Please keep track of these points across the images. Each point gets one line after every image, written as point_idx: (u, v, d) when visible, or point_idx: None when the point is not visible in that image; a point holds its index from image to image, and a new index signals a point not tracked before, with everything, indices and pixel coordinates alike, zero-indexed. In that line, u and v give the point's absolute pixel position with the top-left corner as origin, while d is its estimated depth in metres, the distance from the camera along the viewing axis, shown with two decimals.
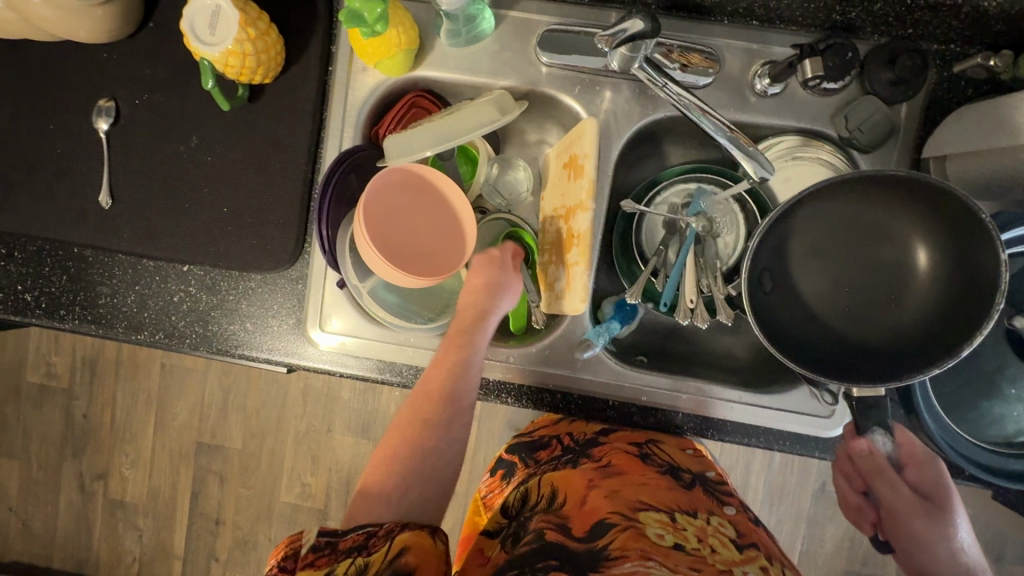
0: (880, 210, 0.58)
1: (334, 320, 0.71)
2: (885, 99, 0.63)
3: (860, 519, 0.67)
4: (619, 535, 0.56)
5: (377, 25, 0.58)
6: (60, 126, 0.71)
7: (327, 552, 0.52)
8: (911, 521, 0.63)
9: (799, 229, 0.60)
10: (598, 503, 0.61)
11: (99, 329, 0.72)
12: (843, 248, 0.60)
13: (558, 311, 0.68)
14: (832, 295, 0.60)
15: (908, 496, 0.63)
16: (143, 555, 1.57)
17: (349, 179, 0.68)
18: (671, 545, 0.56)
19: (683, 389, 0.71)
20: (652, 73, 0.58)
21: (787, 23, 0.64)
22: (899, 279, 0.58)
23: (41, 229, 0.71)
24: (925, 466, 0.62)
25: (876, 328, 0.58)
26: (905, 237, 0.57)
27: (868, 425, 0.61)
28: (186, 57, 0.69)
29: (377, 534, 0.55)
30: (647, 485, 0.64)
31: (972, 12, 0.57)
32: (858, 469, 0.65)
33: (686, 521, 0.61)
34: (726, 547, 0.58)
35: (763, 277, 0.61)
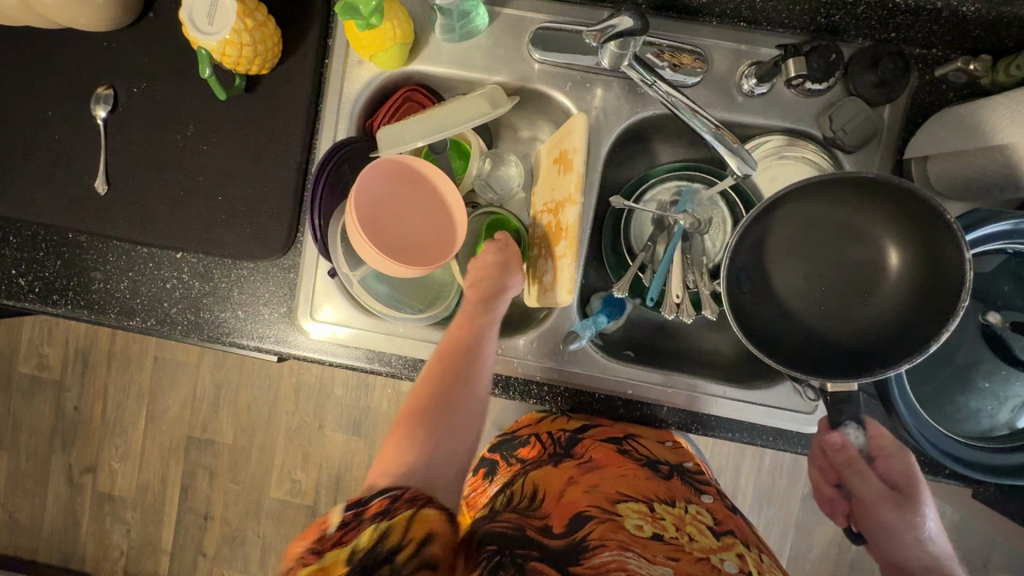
0: (850, 209, 0.58)
1: (325, 310, 0.72)
2: (868, 101, 0.64)
3: (834, 510, 0.70)
4: (598, 529, 0.58)
5: (372, 17, 0.60)
6: (59, 112, 0.72)
7: (352, 526, 0.51)
8: (879, 510, 0.65)
9: (774, 227, 0.61)
10: (576, 497, 0.63)
11: (91, 314, 0.73)
12: (816, 247, 0.60)
13: (548, 306, 0.69)
14: (807, 293, 0.60)
15: (877, 487, 0.65)
16: (130, 550, 1.56)
17: (342, 170, 0.69)
18: (650, 535, 0.58)
19: (672, 384, 0.71)
20: (642, 73, 0.60)
21: (774, 25, 0.66)
22: (871, 277, 0.59)
23: (37, 214, 0.72)
24: (893, 458, 0.65)
25: (849, 325, 0.59)
26: (875, 237, 0.58)
27: (842, 420, 0.61)
28: (185, 47, 0.70)
29: (402, 498, 0.53)
30: (626, 477, 0.66)
31: (952, 17, 0.57)
32: (831, 461, 0.67)
33: (664, 510, 0.63)
34: (703, 535, 0.60)
35: (740, 277, 0.60)
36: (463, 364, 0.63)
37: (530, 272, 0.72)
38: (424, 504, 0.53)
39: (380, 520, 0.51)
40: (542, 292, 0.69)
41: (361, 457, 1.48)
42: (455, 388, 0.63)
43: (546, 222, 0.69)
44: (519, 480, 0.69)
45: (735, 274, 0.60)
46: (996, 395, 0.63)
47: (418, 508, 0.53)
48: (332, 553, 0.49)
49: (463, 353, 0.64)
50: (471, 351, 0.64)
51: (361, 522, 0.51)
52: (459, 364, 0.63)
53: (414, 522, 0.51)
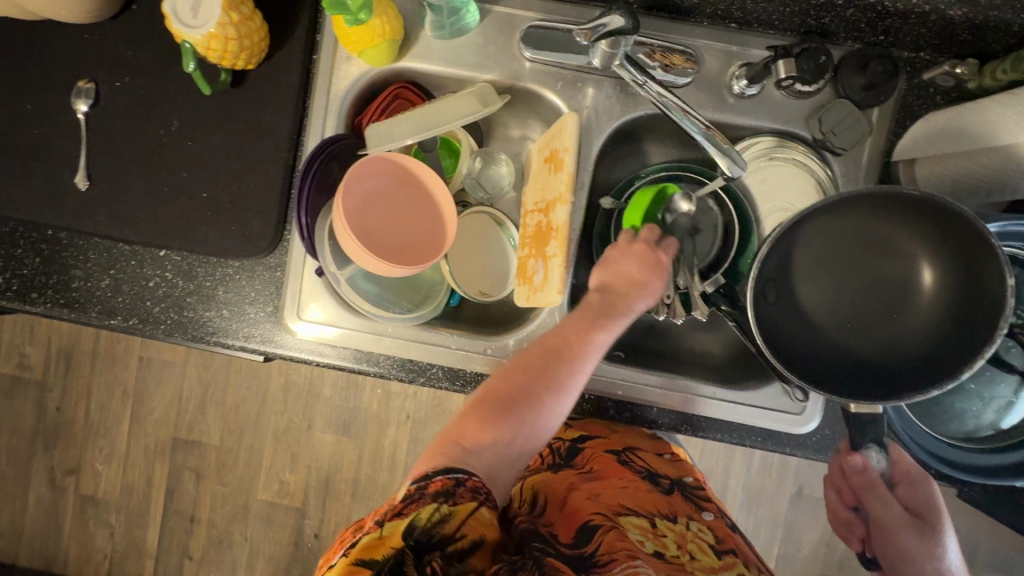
0: (883, 225, 0.59)
1: (312, 309, 0.71)
2: (857, 103, 0.65)
3: (850, 533, 0.71)
4: (607, 538, 0.59)
5: (361, 12, 0.59)
6: (38, 106, 0.70)
7: (414, 501, 0.52)
8: (900, 536, 0.67)
9: (803, 242, 0.61)
10: (581, 504, 0.63)
11: (71, 313, 0.71)
12: (848, 261, 0.61)
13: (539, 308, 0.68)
14: (831, 306, 0.62)
15: (899, 513, 0.67)
16: (114, 553, 1.53)
17: (330, 168, 0.68)
18: (652, 552, 0.59)
19: (670, 386, 0.71)
20: (633, 72, 0.59)
21: (765, 26, 0.66)
22: (903, 292, 0.59)
23: (15, 210, 0.70)
24: (917, 484, 0.66)
25: (880, 342, 0.59)
26: (909, 253, 0.58)
27: (864, 444, 0.63)
28: (169, 41, 0.69)
29: (466, 486, 0.53)
30: (626, 489, 0.67)
31: (940, 21, 0.58)
32: (850, 484, 0.68)
33: (666, 527, 0.64)
34: (704, 553, 0.62)
35: (767, 288, 0.61)
36: (562, 371, 0.61)
37: (520, 271, 0.71)
38: (485, 502, 0.53)
39: (443, 502, 0.51)
40: (532, 292, 0.68)
41: (350, 458, 1.47)
42: (544, 389, 0.60)
43: (536, 222, 0.69)
44: (521, 488, 0.71)
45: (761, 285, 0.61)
46: (980, 395, 0.64)
47: (479, 505, 0.53)
48: (393, 523, 0.50)
49: (566, 366, 0.61)
50: (573, 364, 0.61)
51: (423, 498, 0.52)
52: (559, 374, 0.61)
53: (472, 518, 0.52)
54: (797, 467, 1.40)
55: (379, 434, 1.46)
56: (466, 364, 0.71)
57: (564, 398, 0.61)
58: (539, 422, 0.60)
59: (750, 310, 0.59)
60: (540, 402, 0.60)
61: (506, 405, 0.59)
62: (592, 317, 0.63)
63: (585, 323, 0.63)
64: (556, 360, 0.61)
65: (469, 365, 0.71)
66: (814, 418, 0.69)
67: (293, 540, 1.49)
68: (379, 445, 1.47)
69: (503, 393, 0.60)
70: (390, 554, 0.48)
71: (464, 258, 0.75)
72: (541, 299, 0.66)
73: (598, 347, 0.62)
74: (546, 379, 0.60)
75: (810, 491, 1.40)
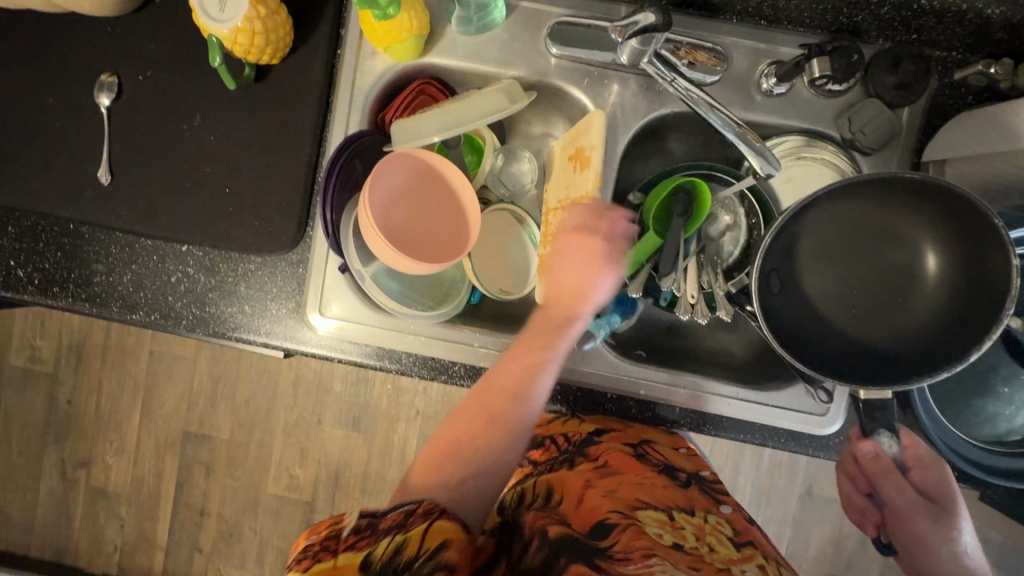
0: (887, 213, 0.58)
1: (335, 306, 0.71)
2: (888, 102, 0.64)
3: (864, 520, 0.69)
4: (623, 534, 0.56)
5: (389, 8, 0.58)
6: (61, 99, 0.69)
7: (365, 535, 0.53)
8: (914, 521, 0.66)
9: (808, 231, 0.61)
10: (597, 502, 0.62)
11: (93, 307, 0.71)
12: (854, 250, 0.60)
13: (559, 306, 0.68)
14: (837, 297, 0.60)
15: (912, 498, 0.66)
16: (124, 546, 1.54)
17: (353, 165, 0.67)
18: (670, 543, 0.57)
19: (679, 384, 0.71)
20: (661, 68, 0.60)
21: (795, 24, 0.65)
22: (909, 280, 0.58)
23: (37, 204, 0.70)
24: (931, 469, 0.65)
25: (885, 331, 0.58)
26: (915, 240, 0.57)
27: (875, 428, 0.63)
28: (193, 35, 0.68)
29: (416, 513, 0.54)
30: (643, 485, 0.65)
31: (976, 20, 0.57)
32: (865, 471, 0.66)
33: (684, 519, 0.62)
34: (724, 545, 0.60)
35: (770, 277, 0.60)
36: (516, 400, 0.62)
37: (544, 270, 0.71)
38: (439, 517, 0.53)
39: (395, 533, 0.52)
40: (554, 290, 0.68)
41: (360, 454, 1.47)
42: (502, 421, 0.61)
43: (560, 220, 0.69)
44: (533, 484, 0.69)
45: (765, 274, 0.60)
46: (1014, 399, 0.64)
47: (432, 521, 0.52)
48: (348, 555, 0.51)
49: (518, 392, 0.62)
50: (524, 390, 0.62)
51: (374, 531, 0.53)
52: (513, 403, 0.62)
53: (429, 533, 0.51)
54: (807, 466, 1.40)
55: (389, 429, 1.47)
56: (486, 361, 0.71)
57: (523, 426, 0.62)
58: (497, 452, 0.61)
59: (756, 305, 0.56)
60: (498, 435, 0.61)
61: (465, 442, 0.61)
62: (540, 334, 0.63)
63: (532, 344, 0.63)
64: (510, 388, 0.62)
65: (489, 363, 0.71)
66: (839, 420, 0.69)
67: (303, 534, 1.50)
68: (389, 440, 1.47)
69: (464, 432, 0.61)
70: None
71: (486, 257, 0.75)
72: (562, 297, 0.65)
73: (552, 366, 0.63)
74: (502, 410, 0.62)
75: (820, 490, 1.40)
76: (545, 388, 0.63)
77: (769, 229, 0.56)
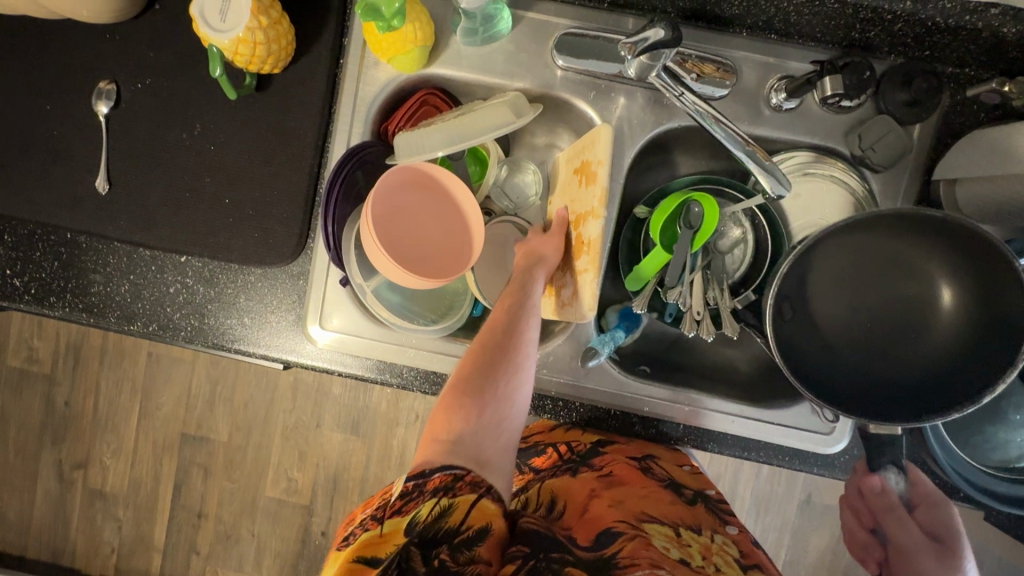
0: (901, 244, 0.57)
1: (336, 318, 0.70)
2: (899, 119, 0.63)
3: (866, 554, 0.72)
4: (628, 545, 0.57)
5: (394, 20, 0.57)
6: (58, 106, 0.68)
7: (412, 498, 0.54)
8: (918, 558, 0.67)
9: (820, 260, 0.60)
10: (603, 512, 0.62)
11: (90, 318, 0.70)
12: (864, 279, 0.59)
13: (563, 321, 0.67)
14: (846, 325, 0.60)
15: (917, 536, 0.67)
16: (121, 548, 1.53)
17: (356, 176, 0.66)
18: (676, 558, 0.57)
19: (681, 401, 0.70)
20: (668, 81, 0.58)
21: (805, 38, 0.64)
22: (921, 312, 0.57)
23: (33, 212, 0.69)
24: (936, 507, 0.65)
25: (897, 364, 0.57)
26: (929, 273, 0.56)
27: (881, 464, 0.65)
28: (193, 43, 0.67)
29: (464, 480, 0.54)
30: (649, 498, 0.65)
31: (991, 38, 0.56)
32: (869, 505, 0.68)
33: (691, 537, 0.62)
34: (730, 566, 0.60)
35: (783, 306, 0.60)
36: (509, 337, 0.60)
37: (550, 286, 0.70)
38: (485, 493, 0.55)
39: (442, 497, 0.53)
40: (558, 305, 0.68)
41: (359, 457, 1.47)
42: (500, 362, 0.59)
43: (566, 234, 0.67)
44: (537, 491, 0.69)
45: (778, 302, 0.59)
46: None
47: (480, 496, 0.54)
48: (393, 520, 0.53)
49: (506, 330, 0.61)
50: (514, 326, 0.61)
51: (422, 494, 0.54)
52: (505, 343, 0.60)
53: (475, 508, 0.53)
54: (806, 475, 1.40)
55: (388, 433, 1.46)
56: None
57: (521, 363, 0.60)
58: (502, 400, 0.59)
59: (768, 328, 0.55)
60: (498, 378, 0.59)
61: (467, 392, 0.58)
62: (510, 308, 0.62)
63: (513, 288, 0.63)
64: (489, 363, 0.60)
65: None
66: (844, 439, 0.68)
67: (301, 538, 1.49)
68: (388, 444, 1.46)
69: (465, 379, 0.59)
70: (394, 549, 0.50)
71: (489, 269, 0.73)
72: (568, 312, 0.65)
73: (535, 299, 0.63)
74: (498, 352, 0.60)
75: (819, 498, 1.39)
76: (534, 320, 0.62)
77: (777, 270, 0.55)
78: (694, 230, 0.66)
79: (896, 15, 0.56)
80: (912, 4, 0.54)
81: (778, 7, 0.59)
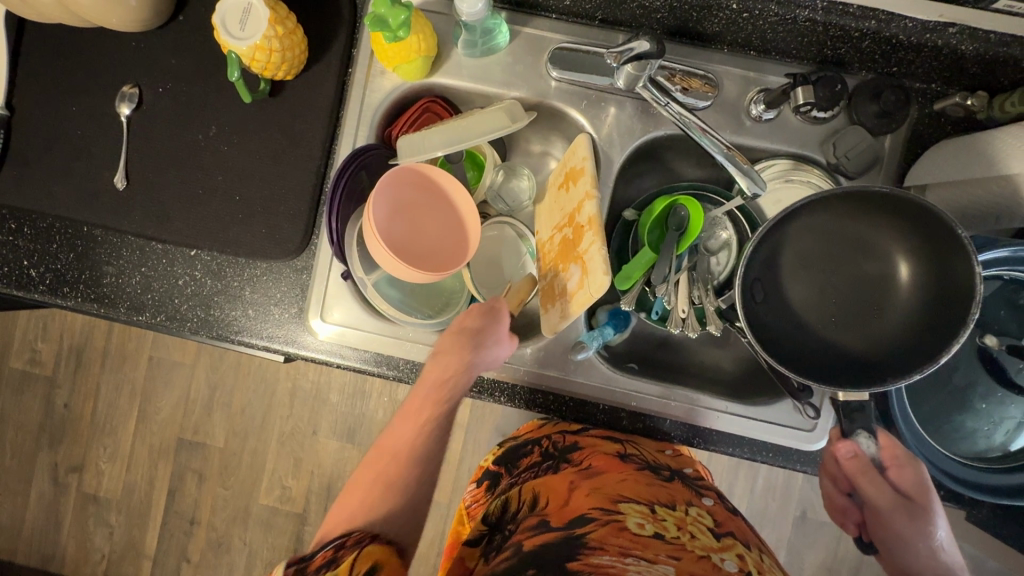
0: (861, 224, 0.61)
1: (336, 311, 0.73)
2: (871, 130, 0.67)
3: (846, 519, 0.70)
4: (598, 531, 0.56)
5: (400, 31, 0.61)
6: (83, 107, 0.73)
7: None
8: (892, 519, 0.65)
9: (790, 241, 0.63)
10: (580, 500, 0.61)
11: (102, 308, 0.73)
12: (831, 262, 0.63)
13: (574, 318, 0.63)
14: (819, 304, 0.63)
15: (891, 497, 0.65)
16: (112, 554, 1.52)
17: (360, 176, 0.70)
18: (651, 534, 0.56)
19: (672, 397, 0.72)
20: (655, 93, 0.63)
21: (782, 55, 0.69)
22: (884, 289, 0.61)
23: (54, 206, 0.73)
24: (907, 468, 0.65)
25: (862, 338, 0.61)
26: (887, 251, 0.60)
27: (854, 429, 0.66)
28: (212, 51, 0.72)
29: (346, 546, 0.52)
30: (626, 481, 0.64)
31: (952, 55, 0.61)
32: (844, 472, 0.67)
33: (666, 512, 0.61)
34: (704, 535, 0.59)
35: (753, 287, 0.63)
36: (442, 420, 0.63)
37: (548, 295, 0.69)
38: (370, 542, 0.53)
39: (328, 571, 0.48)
40: (566, 305, 0.65)
41: (354, 466, 1.47)
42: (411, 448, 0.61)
43: (560, 238, 0.67)
44: (521, 491, 0.68)
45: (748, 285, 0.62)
46: (990, 414, 0.65)
47: (364, 546, 0.53)
48: None
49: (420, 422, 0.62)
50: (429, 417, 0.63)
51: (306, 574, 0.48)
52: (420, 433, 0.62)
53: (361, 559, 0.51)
54: (800, 491, 1.40)
55: None
56: (510, 375, 0.73)
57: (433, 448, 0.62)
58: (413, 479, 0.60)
59: (738, 312, 0.59)
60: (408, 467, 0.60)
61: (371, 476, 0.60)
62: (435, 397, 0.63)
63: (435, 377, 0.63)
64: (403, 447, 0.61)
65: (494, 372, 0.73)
66: (826, 436, 0.70)
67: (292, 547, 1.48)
68: None
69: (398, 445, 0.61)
70: None
71: (483, 267, 0.78)
72: (579, 302, 0.61)
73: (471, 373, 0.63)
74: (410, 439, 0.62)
75: (814, 515, 1.39)
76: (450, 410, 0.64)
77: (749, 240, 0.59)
78: (682, 231, 0.70)
79: (863, 33, 0.60)
80: (876, 23, 0.59)
81: (755, 25, 0.64)
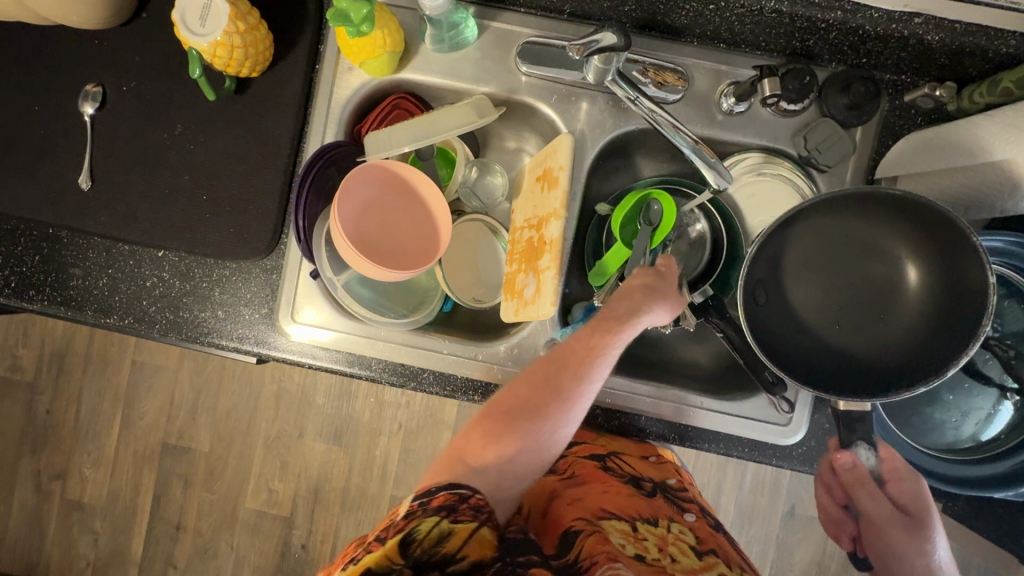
0: (867, 225, 0.60)
1: (307, 311, 0.72)
2: (841, 122, 0.67)
3: (840, 531, 0.69)
4: (587, 540, 0.60)
5: (363, 25, 0.61)
6: (45, 107, 0.72)
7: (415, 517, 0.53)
8: (889, 532, 0.64)
9: (794, 242, 0.63)
10: (565, 512, 0.65)
11: (68, 311, 0.72)
12: (834, 264, 0.62)
13: (525, 320, 0.68)
14: (822, 308, 0.62)
15: (889, 510, 0.64)
16: (97, 561, 1.51)
17: (328, 172, 0.69)
18: (633, 554, 0.59)
19: (665, 397, 0.71)
20: (625, 88, 0.62)
21: (752, 47, 0.68)
22: (891, 291, 0.60)
23: (17, 208, 0.71)
24: (907, 482, 0.63)
25: (868, 341, 0.61)
26: (894, 254, 0.59)
27: (853, 440, 0.64)
28: (177, 48, 0.71)
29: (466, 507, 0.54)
30: (610, 494, 0.67)
31: (918, 46, 0.60)
32: (840, 481, 0.66)
33: (647, 530, 0.64)
34: (686, 555, 0.61)
35: (756, 290, 0.63)
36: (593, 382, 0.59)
37: (508, 288, 0.72)
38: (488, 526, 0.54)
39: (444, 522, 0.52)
40: (522, 307, 0.68)
41: (341, 469, 1.46)
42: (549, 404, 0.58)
43: (527, 238, 0.69)
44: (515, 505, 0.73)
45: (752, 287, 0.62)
46: (957, 405, 0.66)
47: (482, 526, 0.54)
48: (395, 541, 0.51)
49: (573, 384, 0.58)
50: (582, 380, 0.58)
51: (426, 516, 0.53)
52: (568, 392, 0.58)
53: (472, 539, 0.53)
54: (789, 488, 1.40)
55: (371, 443, 1.46)
56: (483, 375, 0.72)
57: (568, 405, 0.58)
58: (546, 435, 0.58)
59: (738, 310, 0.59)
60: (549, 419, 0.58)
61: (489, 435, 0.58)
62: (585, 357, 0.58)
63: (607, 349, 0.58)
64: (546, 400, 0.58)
65: (468, 372, 0.72)
66: (798, 431, 0.70)
67: (280, 551, 1.47)
68: (370, 455, 1.46)
69: (495, 412, 0.58)
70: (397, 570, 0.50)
71: (458, 266, 0.77)
72: (535, 310, 0.65)
73: (604, 367, 0.58)
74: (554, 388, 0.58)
75: (802, 510, 1.39)
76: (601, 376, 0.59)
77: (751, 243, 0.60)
78: (655, 225, 0.69)
79: (830, 23, 0.60)
80: (842, 13, 0.58)
81: (723, 17, 0.63)
